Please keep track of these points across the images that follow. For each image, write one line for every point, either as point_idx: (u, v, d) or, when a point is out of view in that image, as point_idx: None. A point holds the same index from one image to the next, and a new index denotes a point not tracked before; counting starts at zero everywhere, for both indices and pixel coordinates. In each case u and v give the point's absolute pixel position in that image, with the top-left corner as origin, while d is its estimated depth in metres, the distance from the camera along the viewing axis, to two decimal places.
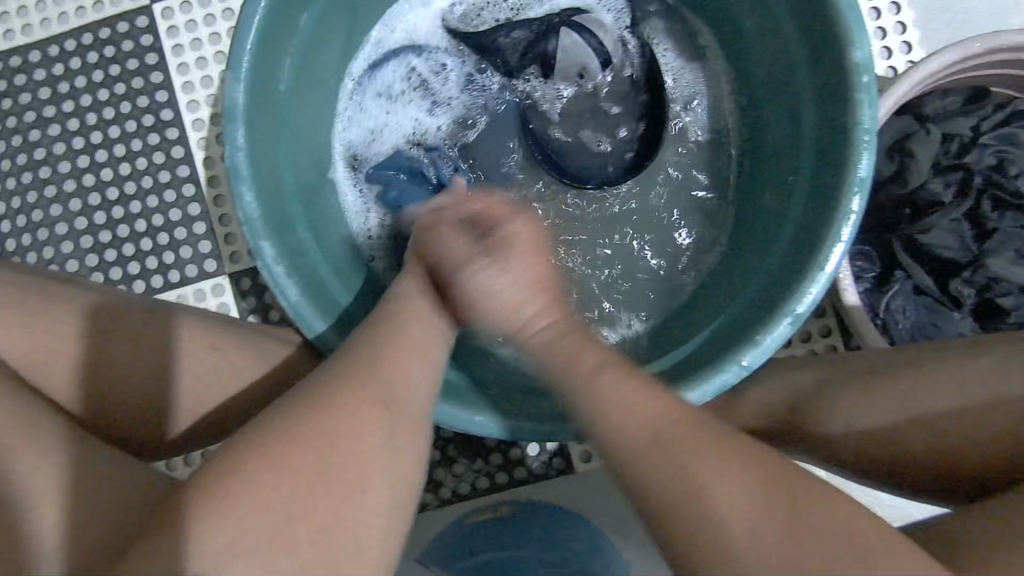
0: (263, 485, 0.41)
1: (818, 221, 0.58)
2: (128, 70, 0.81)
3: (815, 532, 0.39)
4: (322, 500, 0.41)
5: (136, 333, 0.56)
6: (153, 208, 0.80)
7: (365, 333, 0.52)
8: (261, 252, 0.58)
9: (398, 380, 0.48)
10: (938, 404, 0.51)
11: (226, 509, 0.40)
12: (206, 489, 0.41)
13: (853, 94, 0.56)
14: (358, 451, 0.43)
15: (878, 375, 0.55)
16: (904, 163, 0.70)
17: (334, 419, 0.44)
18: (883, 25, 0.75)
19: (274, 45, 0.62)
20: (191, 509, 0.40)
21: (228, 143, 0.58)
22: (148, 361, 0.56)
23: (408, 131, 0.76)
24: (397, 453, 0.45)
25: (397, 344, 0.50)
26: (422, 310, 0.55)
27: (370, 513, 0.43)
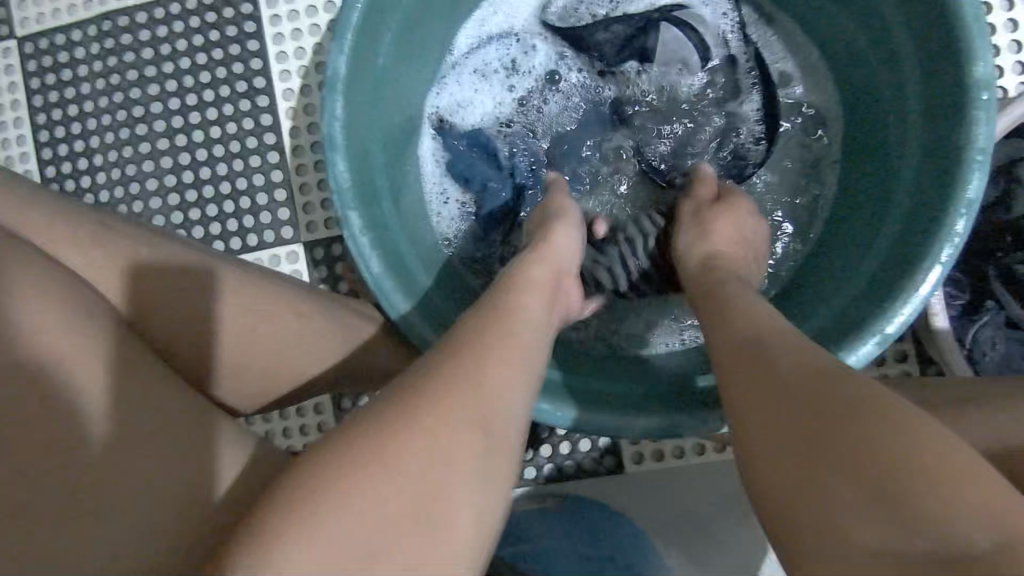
0: (361, 490, 0.37)
1: (915, 236, 0.56)
2: (227, 37, 0.84)
3: (924, 508, 0.33)
4: (422, 511, 0.38)
5: (209, 289, 0.56)
6: (238, 172, 0.83)
7: (475, 320, 0.49)
8: (348, 222, 0.59)
9: (499, 373, 0.44)
10: None
11: (322, 517, 0.36)
12: (305, 492, 0.37)
13: (970, 111, 0.54)
14: (460, 446, 0.40)
15: (961, 403, 0.54)
16: (1010, 189, 0.67)
17: (438, 418, 0.40)
18: (998, 43, 0.71)
19: (372, 28, 0.62)
20: (283, 514, 0.37)
21: (325, 114, 0.60)
22: (218, 319, 0.56)
23: (497, 109, 0.76)
24: (495, 456, 0.42)
25: (504, 343, 0.47)
26: (520, 301, 0.52)
27: (471, 521, 0.39)
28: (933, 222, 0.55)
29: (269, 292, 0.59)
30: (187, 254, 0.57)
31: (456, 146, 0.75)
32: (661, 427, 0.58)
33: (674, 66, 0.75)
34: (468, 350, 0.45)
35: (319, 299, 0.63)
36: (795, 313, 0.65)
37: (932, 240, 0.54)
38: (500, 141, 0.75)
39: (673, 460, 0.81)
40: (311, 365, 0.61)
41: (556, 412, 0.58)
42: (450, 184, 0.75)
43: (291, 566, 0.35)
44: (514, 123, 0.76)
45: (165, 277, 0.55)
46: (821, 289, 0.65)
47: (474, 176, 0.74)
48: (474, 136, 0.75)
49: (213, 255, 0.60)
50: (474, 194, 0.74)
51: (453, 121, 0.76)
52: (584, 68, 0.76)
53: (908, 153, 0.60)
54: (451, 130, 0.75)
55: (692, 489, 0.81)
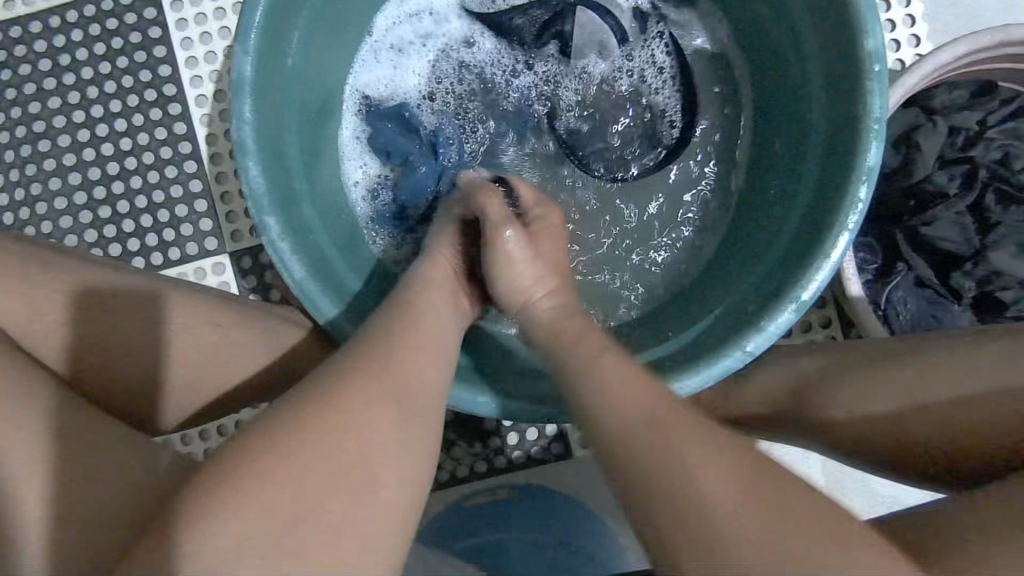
0: (280, 467, 0.38)
1: (826, 206, 0.58)
2: (131, 43, 0.80)
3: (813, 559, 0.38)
4: (338, 485, 0.39)
5: (125, 308, 0.54)
6: (153, 184, 0.80)
7: (387, 316, 0.51)
8: (267, 226, 0.58)
9: (412, 368, 0.47)
10: (944, 389, 0.52)
11: (238, 499, 0.37)
12: (221, 477, 0.38)
13: (866, 82, 0.56)
14: (377, 431, 0.42)
15: (878, 364, 0.57)
16: (910, 155, 0.70)
17: (349, 405, 0.42)
18: (893, 17, 0.74)
19: (278, 27, 0.61)
20: (199, 502, 0.37)
21: (234, 118, 0.58)
22: (137, 337, 0.54)
23: (420, 91, 0.75)
24: (410, 445, 0.43)
25: (410, 338, 0.49)
26: (430, 297, 0.54)
27: (388, 503, 0.40)
28: (839, 191, 0.57)
29: (187, 302, 0.57)
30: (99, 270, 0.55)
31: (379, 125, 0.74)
32: None
33: (593, 50, 0.75)
34: (377, 347, 0.47)
35: (243, 309, 0.61)
36: (720, 287, 0.67)
37: (839, 208, 0.57)
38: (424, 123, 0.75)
39: None
40: (241, 376, 0.59)
41: (495, 405, 0.58)
42: (374, 165, 0.74)
43: (210, 549, 0.36)
44: (439, 106, 0.75)
45: (76, 298, 0.52)
46: (742, 263, 0.67)
47: (397, 158, 0.73)
48: (399, 117, 0.73)
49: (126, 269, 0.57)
50: (396, 167, 0.73)
51: (376, 105, 0.74)
52: (504, 61, 0.76)
53: (814, 126, 0.63)
54: (374, 110, 0.74)
55: None
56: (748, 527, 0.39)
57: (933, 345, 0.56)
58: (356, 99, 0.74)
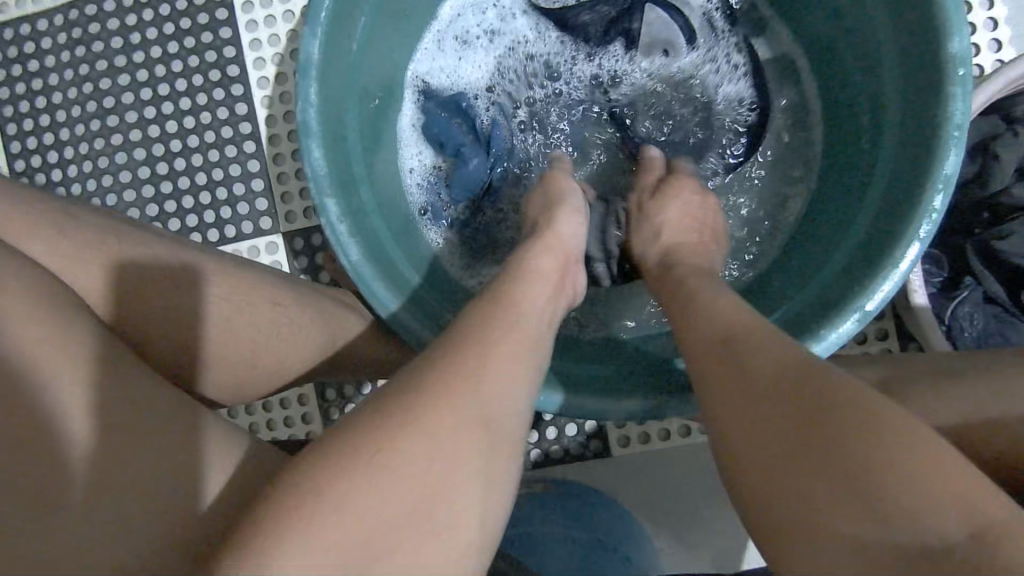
0: (372, 479, 0.37)
1: (899, 214, 0.56)
2: (198, 24, 0.82)
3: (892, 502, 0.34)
4: (422, 502, 0.38)
5: (187, 279, 0.55)
6: (213, 163, 0.81)
7: (476, 307, 0.49)
8: (326, 209, 0.58)
9: (507, 371, 0.44)
10: (1019, 410, 0.50)
11: (325, 510, 0.36)
12: (310, 482, 0.37)
13: (949, 87, 0.54)
14: (465, 442, 0.40)
15: (950, 378, 0.54)
16: (987, 166, 0.67)
17: (445, 415, 0.40)
18: (974, 21, 0.71)
19: (346, 11, 0.61)
20: (283, 506, 0.36)
21: (299, 100, 0.58)
22: (195, 310, 0.55)
23: (480, 80, 0.75)
24: (491, 460, 0.41)
25: (514, 338, 0.46)
26: (533, 295, 0.51)
27: (467, 518, 0.39)
28: (913, 200, 0.55)
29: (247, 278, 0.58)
30: (164, 244, 0.56)
31: (436, 112, 0.74)
32: (645, 409, 0.57)
33: (659, 50, 0.74)
34: (475, 342, 0.44)
35: (298, 288, 0.62)
36: (778, 293, 0.65)
37: (911, 217, 0.54)
38: (482, 114, 0.75)
39: (659, 442, 0.82)
40: (294, 355, 0.60)
41: (543, 398, 0.58)
42: (427, 152, 0.74)
43: (291, 563, 0.34)
44: (499, 98, 0.75)
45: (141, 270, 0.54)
46: (802, 269, 0.65)
47: (450, 149, 0.73)
48: (456, 107, 0.74)
49: (190, 244, 0.58)
50: (450, 155, 0.74)
51: (434, 92, 0.74)
52: (565, 53, 0.75)
53: (886, 130, 0.60)
54: (433, 96, 0.74)
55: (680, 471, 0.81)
56: (840, 520, 0.35)
57: (1005, 364, 0.53)
58: (415, 84, 0.74)
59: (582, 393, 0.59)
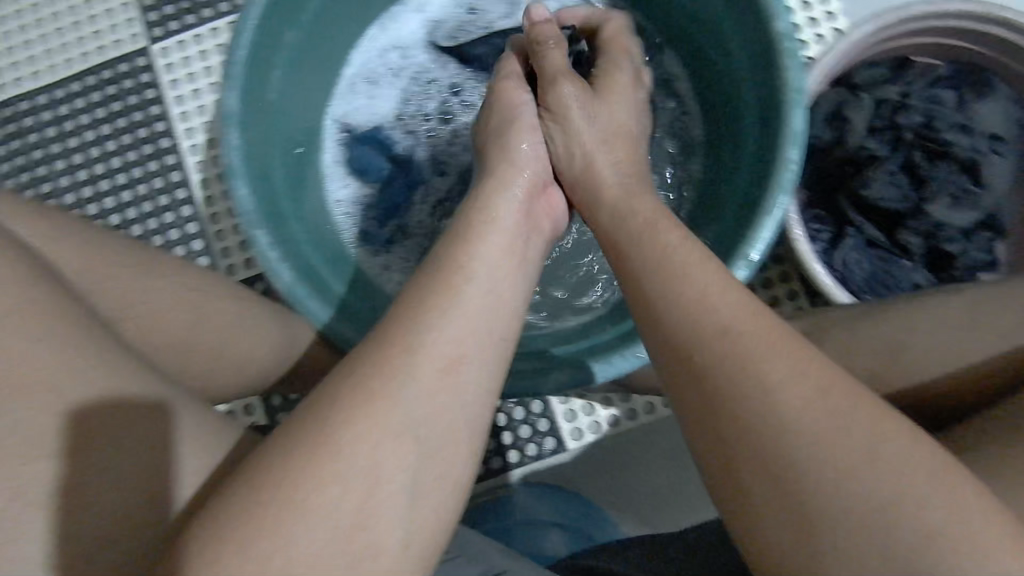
0: (320, 487, 0.37)
1: (767, 172, 0.63)
2: (129, 105, 0.88)
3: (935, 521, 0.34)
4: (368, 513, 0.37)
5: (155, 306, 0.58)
6: (153, 230, 0.87)
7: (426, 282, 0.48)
8: (256, 239, 0.63)
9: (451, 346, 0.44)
10: (918, 336, 0.59)
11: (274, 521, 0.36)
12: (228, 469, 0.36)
13: (785, 60, 0.62)
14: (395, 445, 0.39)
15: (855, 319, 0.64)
16: (843, 128, 0.75)
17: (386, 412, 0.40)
18: (814, 15, 0.82)
19: (259, 65, 0.67)
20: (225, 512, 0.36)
21: (222, 146, 0.64)
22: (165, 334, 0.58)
23: (394, 113, 0.83)
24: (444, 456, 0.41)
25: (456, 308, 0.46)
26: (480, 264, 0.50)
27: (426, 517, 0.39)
28: (773, 156, 0.63)
29: (187, 282, 0.61)
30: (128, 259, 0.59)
31: (358, 146, 0.81)
32: (571, 379, 0.62)
33: None
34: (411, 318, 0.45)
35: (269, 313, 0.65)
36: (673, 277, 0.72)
37: (774, 172, 0.62)
38: (399, 141, 0.82)
39: (608, 429, 0.86)
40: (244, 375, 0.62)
41: None
42: (351, 182, 0.81)
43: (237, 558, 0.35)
44: (413, 127, 0.82)
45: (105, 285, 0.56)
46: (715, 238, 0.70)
47: (373, 175, 0.80)
48: (375, 140, 0.81)
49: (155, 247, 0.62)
50: (373, 183, 0.81)
51: (354, 130, 0.81)
52: (467, 82, 0.83)
53: (747, 107, 0.69)
54: (353, 133, 0.81)
55: (633, 452, 0.86)
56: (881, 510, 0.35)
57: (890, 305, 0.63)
58: (334, 124, 0.81)
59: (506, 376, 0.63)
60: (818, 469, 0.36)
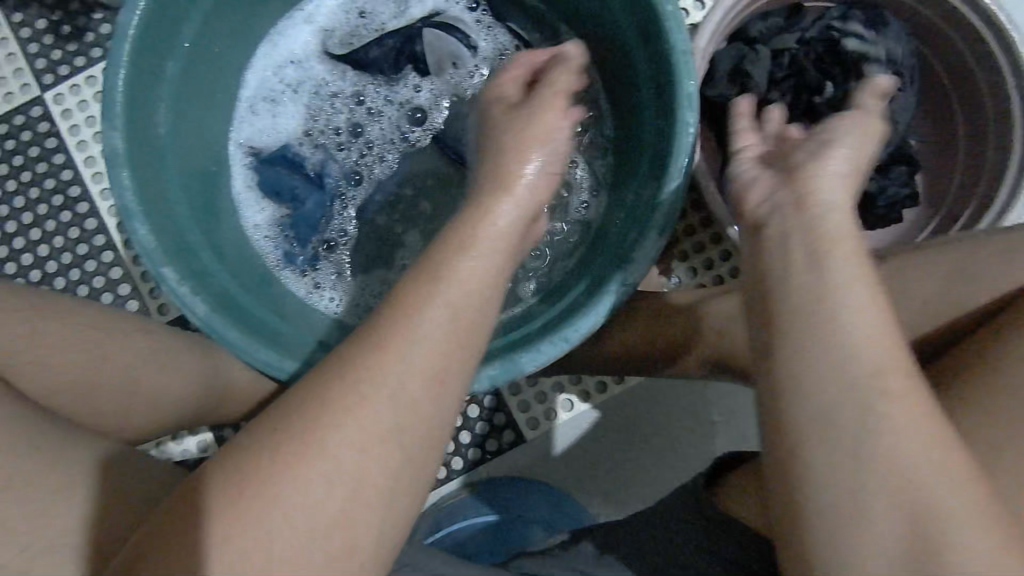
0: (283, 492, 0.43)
1: (668, 138, 0.63)
2: (30, 158, 0.86)
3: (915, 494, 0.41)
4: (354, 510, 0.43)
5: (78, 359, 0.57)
6: (76, 281, 0.85)
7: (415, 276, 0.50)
8: (164, 277, 0.62)
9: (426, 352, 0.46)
10: None
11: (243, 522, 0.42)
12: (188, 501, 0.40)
13: (665, 23, 0.62)
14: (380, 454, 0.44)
15: None
16: (743, 84, 0.75)
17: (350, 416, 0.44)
18: None
19: (142, 101, 0.66)
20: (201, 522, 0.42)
21: (114, 188, 0.62)
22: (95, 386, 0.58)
23: (300, 129, 0.81)
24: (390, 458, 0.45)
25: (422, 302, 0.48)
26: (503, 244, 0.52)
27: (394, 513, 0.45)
28: (670, 121, 0.63)
29: (105, 329, 0.60)
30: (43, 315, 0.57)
31: (266, 167, 0.79)
32: (502, 369, 0.62)
33: (448, 64, 0.81)
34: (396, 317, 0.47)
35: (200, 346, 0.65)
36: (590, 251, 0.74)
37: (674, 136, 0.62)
38: (309, 156, 0.81)
39: (565, 414, 0.85)
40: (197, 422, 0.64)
41: None
42: (266, 205, 0.79)
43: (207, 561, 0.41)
44: (322, 140, 0.81)
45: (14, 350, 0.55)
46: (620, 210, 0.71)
47: (286, 195, 0.79)
48: (283, 158, 0.79)
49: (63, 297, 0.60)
50: (288, 204, 0.79)
51: (261, 151, 0.80)
52: (369, 88, 0.82)
53: (642, 76, 0.69)
54: (260, 155, 0.80)
55: (592, 433, 0.86)
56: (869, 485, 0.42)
57: None
58: (239, 148, 0.80)
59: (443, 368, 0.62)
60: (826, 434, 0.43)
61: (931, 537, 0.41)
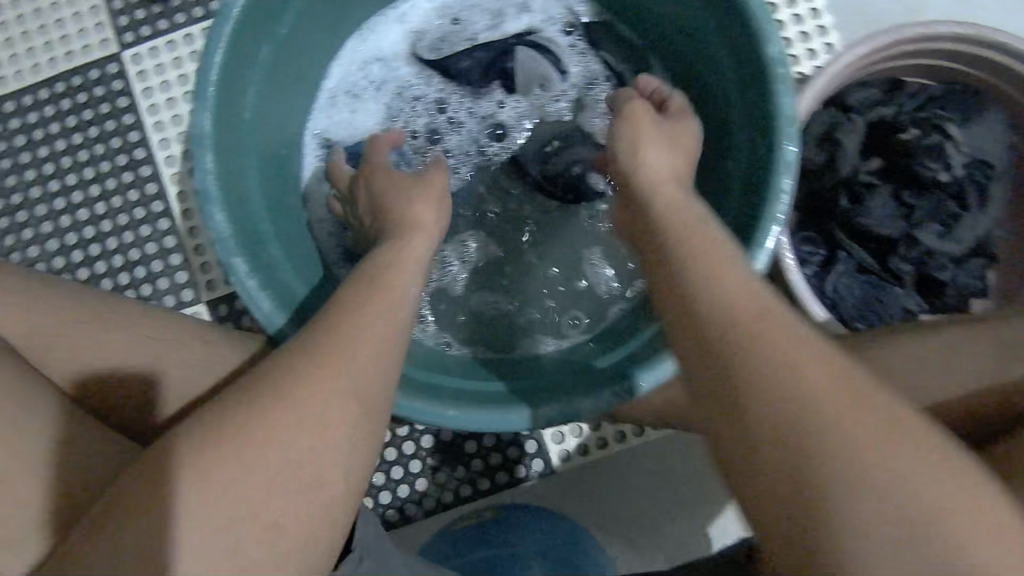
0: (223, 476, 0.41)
1: (758, 201, 0.62)
2: (100, 114, 0.85)
3: (936, 523, 0.35)
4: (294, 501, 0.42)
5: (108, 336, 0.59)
6: (129, 244, 0.84)
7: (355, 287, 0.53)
8: (233, 267, 0.61)
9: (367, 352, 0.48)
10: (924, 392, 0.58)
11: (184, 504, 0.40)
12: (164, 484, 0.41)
13: (775, 84, 0.61)
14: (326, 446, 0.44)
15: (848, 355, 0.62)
16: (833, 152, 0.73)
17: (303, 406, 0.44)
18: (804, 31, 0.81)
19: (233, 83, 0.64)
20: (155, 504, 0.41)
21: (195, 170, 0.61)
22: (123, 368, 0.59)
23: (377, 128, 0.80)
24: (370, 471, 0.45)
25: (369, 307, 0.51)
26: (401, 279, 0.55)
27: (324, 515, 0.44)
28: (764, 185, 0.61)
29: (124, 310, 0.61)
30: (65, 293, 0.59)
31: None
32: (559, 413, 0.61)
33: (536, 84, 0.80)
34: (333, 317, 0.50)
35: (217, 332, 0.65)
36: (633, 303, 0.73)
37: (766, 202, 0.61)
38: None
39: (597, 451, 0.85)
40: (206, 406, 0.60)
41: (415, 407, 0.60)
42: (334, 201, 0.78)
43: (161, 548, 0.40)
44: None
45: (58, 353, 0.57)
46: None
47: None
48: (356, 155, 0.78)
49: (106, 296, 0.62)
50: None
51: (336, 145, 0.79)
52: (452, 97, 0.80)
53: (737, 131, 0.67)
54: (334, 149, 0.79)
55: (619, 474, 0.86)
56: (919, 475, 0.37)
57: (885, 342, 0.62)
58: (313, 140, 0.79)
59: (489, 405, 0.62)
60: (832, 460, 0.37)
61: (915, 527, 0.35)
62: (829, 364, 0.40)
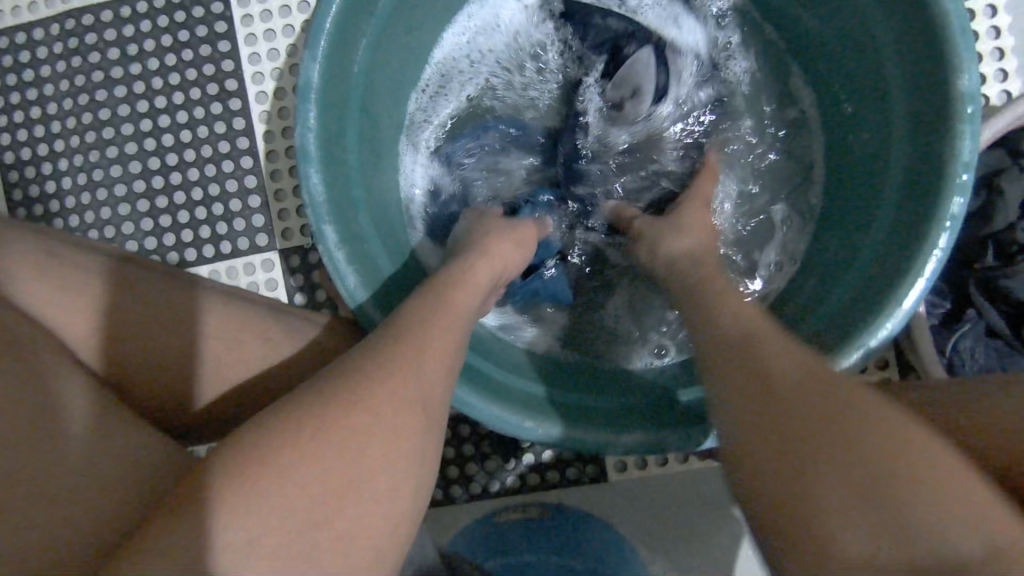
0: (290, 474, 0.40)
1: (905, 252, 0.55)
2: (196, 36, 0.81)
3: (915, 525, 0.34)
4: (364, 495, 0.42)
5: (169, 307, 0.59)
6: (210, 177, 0.81)
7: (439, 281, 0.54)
8: (323, 234, 0.58)
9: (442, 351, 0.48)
10: None
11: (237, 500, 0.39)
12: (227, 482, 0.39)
13: (954, 124, 0.53)
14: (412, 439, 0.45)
15: None
16: (991, 200, 0.65)
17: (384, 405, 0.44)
18: (981, 51, 0.70)
19: (347, 33, 0.60)
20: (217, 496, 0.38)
21: (297, 125, 0.57)
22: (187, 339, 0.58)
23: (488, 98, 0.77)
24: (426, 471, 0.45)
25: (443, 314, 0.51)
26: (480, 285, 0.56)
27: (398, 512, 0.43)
28: (917, 236, 0.54)
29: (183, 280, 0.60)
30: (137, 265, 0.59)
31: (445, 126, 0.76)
32: (641, 445, 0.57)
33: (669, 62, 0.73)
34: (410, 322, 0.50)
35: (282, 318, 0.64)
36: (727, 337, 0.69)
37: (916, 257, 0.53)
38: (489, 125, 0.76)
39: (655, 468, 0.81)
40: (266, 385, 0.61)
41: (489, 413, 0.57)
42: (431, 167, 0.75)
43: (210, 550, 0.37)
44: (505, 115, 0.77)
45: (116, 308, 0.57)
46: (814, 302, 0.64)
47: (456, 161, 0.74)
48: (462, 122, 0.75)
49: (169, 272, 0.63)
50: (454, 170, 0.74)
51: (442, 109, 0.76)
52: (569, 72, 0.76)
53: (891, 165, 0.59)
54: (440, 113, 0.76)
55: (674, 494, 0.81)
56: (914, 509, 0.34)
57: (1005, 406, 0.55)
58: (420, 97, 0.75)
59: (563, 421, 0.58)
60: (831, 486, 0.36)
61: (895, 542, 0.34)
62: (832, 397, 0.39)
